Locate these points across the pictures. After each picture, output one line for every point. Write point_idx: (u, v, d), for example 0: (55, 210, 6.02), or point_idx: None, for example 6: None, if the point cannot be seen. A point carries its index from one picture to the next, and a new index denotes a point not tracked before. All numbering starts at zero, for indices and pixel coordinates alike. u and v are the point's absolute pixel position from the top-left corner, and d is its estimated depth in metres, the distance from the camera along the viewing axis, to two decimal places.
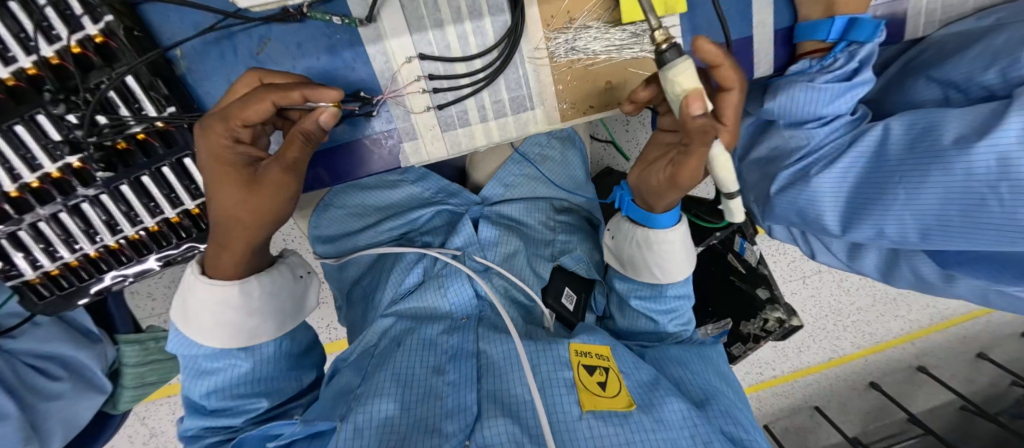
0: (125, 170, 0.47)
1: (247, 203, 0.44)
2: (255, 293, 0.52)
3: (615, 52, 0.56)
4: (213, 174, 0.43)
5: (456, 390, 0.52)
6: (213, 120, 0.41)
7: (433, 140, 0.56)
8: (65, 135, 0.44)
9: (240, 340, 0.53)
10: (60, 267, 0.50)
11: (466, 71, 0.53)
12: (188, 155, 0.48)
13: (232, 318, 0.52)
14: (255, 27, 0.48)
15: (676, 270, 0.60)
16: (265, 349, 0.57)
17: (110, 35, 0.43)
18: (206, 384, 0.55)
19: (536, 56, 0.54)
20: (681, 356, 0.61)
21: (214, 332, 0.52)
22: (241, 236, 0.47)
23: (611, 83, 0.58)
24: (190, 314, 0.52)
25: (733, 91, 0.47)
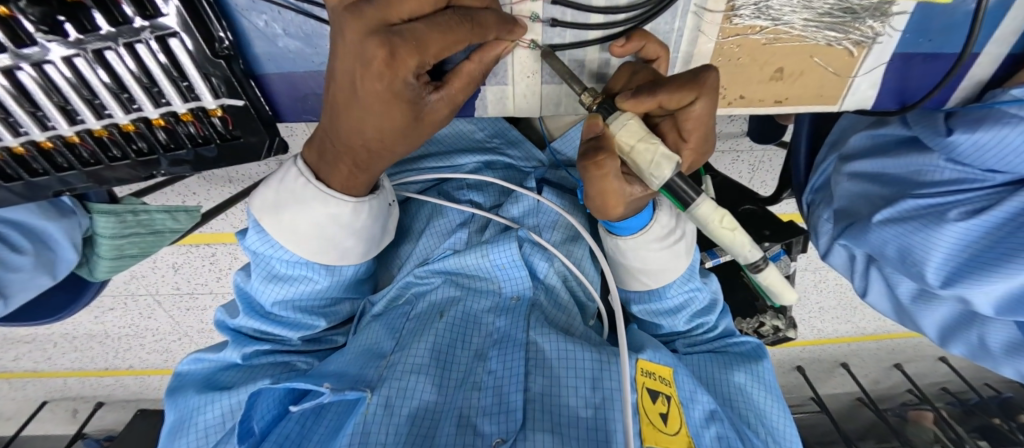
0: (80, 40, 0.30)
1: (406, 140, 0.33)
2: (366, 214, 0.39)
3: (811, 31, 0.38)
4: (378, 110, 0.30)
5: (496, 379, 0.43)
6: (405, 50, 0.27)
7: (526, 92, 0.42)
8: None
9: (330, 256, 0.41)
10: (2, 151, 0.37)
11: (604, 3, 0.36)
12: (173, 35, 0.31)
13: (334, 231, 0.39)
14: None
15: (655, 275, 0.48)
16: (348, 270, 0.44)
17: None
18: (269, 293, 0.43)
19: (706, 6, 0.37)
20: (702, 366, 0.51)
21: (305, 243, 0.40)
22: (372, 165, 0.36)
23: (781, 72, 0.42)
24: (282, 222, 0.39)
25: (693, 104, 0.33)
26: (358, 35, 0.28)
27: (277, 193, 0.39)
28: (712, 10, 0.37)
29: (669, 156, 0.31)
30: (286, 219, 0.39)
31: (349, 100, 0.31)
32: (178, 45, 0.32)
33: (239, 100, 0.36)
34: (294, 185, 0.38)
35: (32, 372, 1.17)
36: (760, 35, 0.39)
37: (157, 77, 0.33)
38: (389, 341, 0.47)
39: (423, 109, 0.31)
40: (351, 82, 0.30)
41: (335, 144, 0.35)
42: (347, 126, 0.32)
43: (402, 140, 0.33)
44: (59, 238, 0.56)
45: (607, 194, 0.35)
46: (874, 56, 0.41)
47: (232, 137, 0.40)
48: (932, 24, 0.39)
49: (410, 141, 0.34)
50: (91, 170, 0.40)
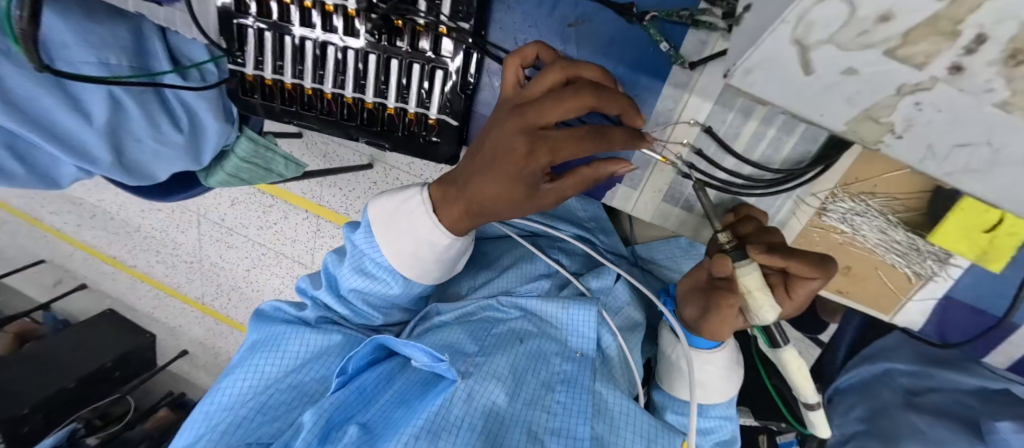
0: (386, 45, 0.46)
1: (518, 209, 0.43)
2: (458, 249, 0.49)
3: (881, 249, 0.48)
4: (505, 183, 0.41)
5: (563, 412, 0.49)
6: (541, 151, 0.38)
7: (648, 201, 0.53)
8: None
9: (412, 272, 0.51)
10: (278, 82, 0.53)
11: (732, 166, 0.48)
12: (443, 69, 0.47)
13: (424, 253, 0.49)
14: (585, 3, 0.44)
15: (713, 392, 0.52)
16: (419, 287, 0.54)
17: None
18: (349, 280, 0.54)
19: (807, 198, 0.48)
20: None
21: (398, 255, 0.50)
22: (503, 207, 0.43)
23: (850, 269, 0.51)
24: (390, 232, 0.50)
25: (815, 280, 0.39)
26: (513, 126, 0.40)
27: (395, 207, 0.50)
28: (809, 203, 0.48)
29: (775, 309, 0.38)
30: (394, 230, 0.49)
31: (512, 156, 0.39)
32: (439, 73, 0.47)
33: (455, 121, 0.50)
34: (410, 198, 0.49)
35: (104, 255, 1.36)
36: (841, 237, 0.49)
37: (412, 83, 0.48)
38: (472, 346, 0.54)
39: (538, 192, 0.41)
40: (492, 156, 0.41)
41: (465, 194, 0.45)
42: (489, 187, 0.42)
43: (513, 208, 0.42)
44: (211, 127, 0.62)
45: (713, 320, 0.41)
46: (929, 289, 0.50)
47: (426, 138, 0.52)
48: (979, 280, 0.48)
49: (520, 211, 0.43)
50: (321, 117, 0.55)
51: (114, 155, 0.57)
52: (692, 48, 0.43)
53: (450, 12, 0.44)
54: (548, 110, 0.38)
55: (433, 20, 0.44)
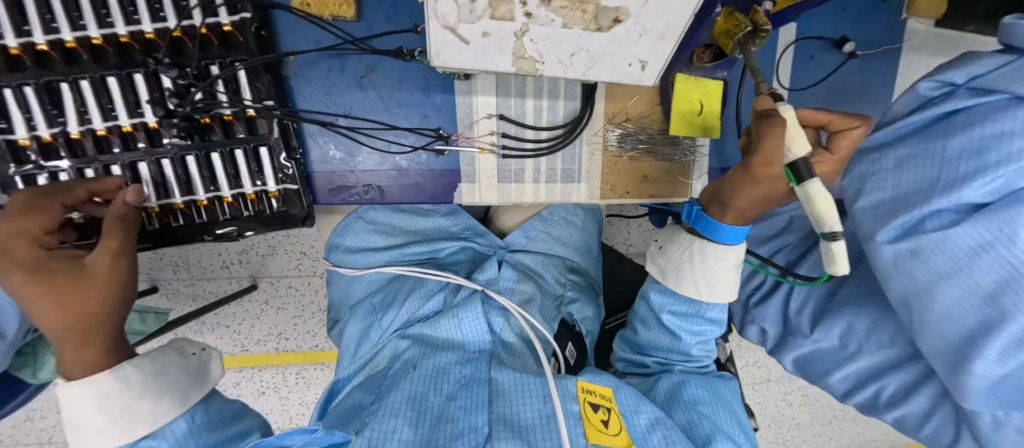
0: (198, 143, 0.51)
1: (77, 297, 0.40)
2: (137, 376, 0.42)
3: (657, 154, 0.64)
4: (40, 288, 0.39)
5: (465, 412, 0.51)
6: (34, 260, 0.40)
7: (488, 188, 0.61)
8: (154, 96, 0.49)
9: (139, 431, 0.41)
10: (86, 218, 0.51)
11: (533, 136, 0.60)
12: (265, 145, 0.52)
13: (114, 410, 0.40)
14: (368, 56, 0.54)
15: (720, 293, 0.51)
16: (179, 427, 0.44)
17: (238, 28, 0.49)
18: None
19: (593, 140, 0.62)
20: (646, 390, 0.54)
21: (102, 434, 0.40)
22: (110, 312, 0.43)
23: (646, 177, 0.65)
24: (88, 436, 0.40)
25: (860, 127, 0.41)
26: None
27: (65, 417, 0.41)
28: (597, 142, 0.62)
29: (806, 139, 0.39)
30: (92, 425, 0.40)
31: (53, 324, 0.39)
32: (264, 151, 0.53)
33: (294, 185, 0.55)
34: (76, 400, 0.40)
35: None
36: (629, 156, 0.64)
37: (241, 168, 0.53)
38: (369, 398, 0.55)
39: (86, 267, 0.41)
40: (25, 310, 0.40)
41: (54, 334, 0.40)
42: (42, 313, 0.39)
43: (61, 306, 0.40)
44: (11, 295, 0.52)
45: (765, 152, 0.40)
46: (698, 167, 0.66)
47: (274, 210, 0.56)
48: (724, 149, 0.66)
49: (70, 308, 0.40)
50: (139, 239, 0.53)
51: None
52: None
53: (253, 96, 0.51)
54: (3, 242, 0.40)
55: (237, 108, 0.50)
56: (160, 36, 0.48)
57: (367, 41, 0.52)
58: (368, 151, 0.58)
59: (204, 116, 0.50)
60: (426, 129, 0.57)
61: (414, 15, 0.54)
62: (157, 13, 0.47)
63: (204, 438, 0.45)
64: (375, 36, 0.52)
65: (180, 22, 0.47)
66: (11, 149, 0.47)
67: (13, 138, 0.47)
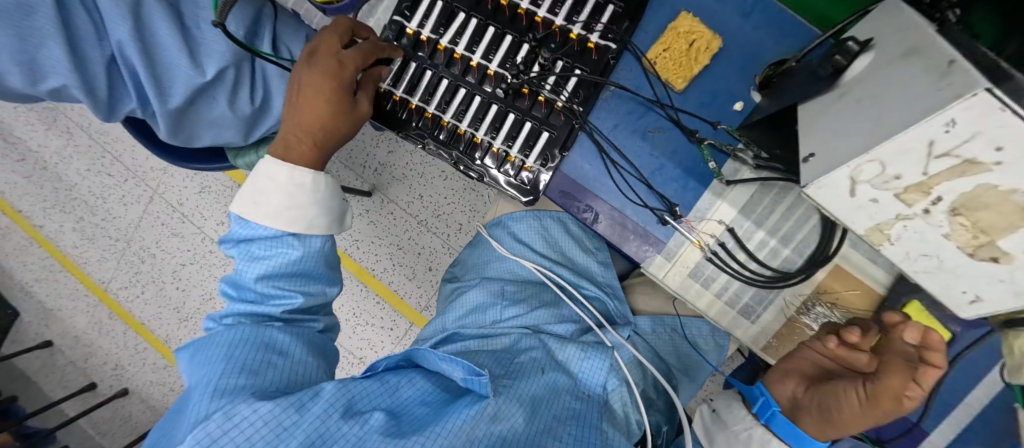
0: (508, 101, 0.63)
1: (342, 124, 0.59)
2: (320, 185, 0.59)
3: (841, 351, 0.62)
4: (334, 105, 0.57)
5: (574, 439, 0.53)
6: (342, 87, 0.57)
7: (676, 273, 0.65)
8: (507, 55, 0.62)
9: (298, 227, 0.57)
10: (404, 100, 0.65)
11: (743, 261, 0.62)
12: (549, 132, 0.62)
13: (295, 196, 0.56)
14: (665, 120, 0.62)
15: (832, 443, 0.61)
16: (315, 243, 0.59)
17: (597, 48, 0.60)
18: (251, 268, 0.58)
19: (791, 300, 0.63)
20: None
21: (282, 213, 0.56)
22: (333, 142, 0.60)
23: (814, 359, 0.65)
24: (264, 199, 0.56)
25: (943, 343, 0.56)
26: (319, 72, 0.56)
27: (259, 191, 0.56)
28: (794, 304, 0.63)
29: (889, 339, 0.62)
30: (272, 196, 0.56)
31: (315, 133, 0.58)
32: (545, 135, 0.62)
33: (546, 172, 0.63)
34: (280, 179, 0.56)
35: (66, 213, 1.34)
36: (812, 333, 0.64)
37: (520, 136, 0.63)
38: (497, 369, 0.62)
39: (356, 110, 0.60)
40: (309, 101, 0.57)
41: (300, 134, 0.58)
42: (319, 115, 0.57)
43: (319, 90, 0.57)
44: (276, 110, 0.78)
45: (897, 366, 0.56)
46: None
47: (516, 178, 0.64)
48: None
49: (332, 122, 0.58)
50: (393, 123, 0.66)
51: (183, 102, 0.68)
52: (730, 170, 0.61)
53: (569, 95, 0.61)
54: (335, 60, 0.56)
55: (554, 96, 0.61)
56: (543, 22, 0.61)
57: (677, 110, 0.60)
58: (608, 185, 0.64)
59: (527, 87, 0.61)
60: (663, 203, 0.62)
61: (721, 117, 0.61)
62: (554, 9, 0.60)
63: (319, 263, 0.60)
64: (688, 113, 0.60)
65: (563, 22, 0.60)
66: (401, 34, 0.64)
67: (406, 24, 0.64)
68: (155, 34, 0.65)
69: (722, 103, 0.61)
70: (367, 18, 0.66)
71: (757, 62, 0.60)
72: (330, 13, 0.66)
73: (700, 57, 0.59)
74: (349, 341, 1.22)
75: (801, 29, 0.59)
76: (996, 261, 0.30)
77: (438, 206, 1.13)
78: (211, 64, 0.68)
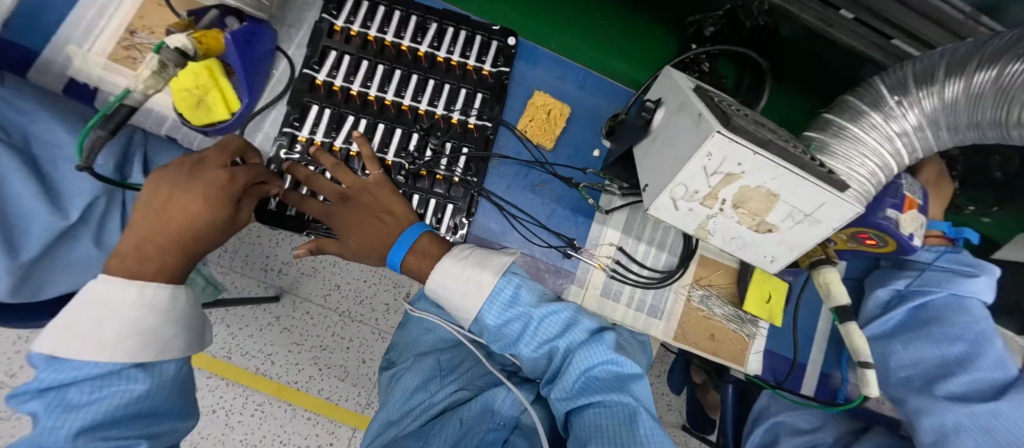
0: (408, 185, 0.68)
1: (218, 236, 0.52)
2: (180, 302, 0.49)
3: (726, 319, 0.78)
4: (217, 213, 0.51)
5: None
6: (233, 194, 0.52)
7: (591, 297, 0.75)
8: (401, 145, 0.69)
9: (148, 353, 0.46)
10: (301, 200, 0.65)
11: (637, 269, 0.76)
12: (452, 204, 0.70)
13: (148, 323, 0.46)
14: (545, 173, 0.75)
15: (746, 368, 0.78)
16: (168, 368, 0.49)
17: (477, 128, 0.72)
18: (60, 426, 0.42)
19: (680, 290, 0.78)
20: (476, 317, 0.57)
21: (122, 344, 0.44)
22: (197, 257, 0.52)
23: (714, 335, 0.78)
24: (89, 329, 0.44)
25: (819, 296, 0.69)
26: (206, 179, 0.50)
27: (77, 325, 0.43)
28: (683, 293, 0.78)
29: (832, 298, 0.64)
30: (104, 324, 0.44)
31: (184, 244, 0.49)
32: (450, 208, 0.70)
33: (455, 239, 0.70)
34: (124, 299, 0.45)
35: None
36: (703, 313, 0.78)
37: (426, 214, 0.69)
38: None
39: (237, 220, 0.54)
40: (183, 209, 0.49)
41: (162, 243, 0.48)
42: (196, 225, 0.49)
43: (200, 198, 0.50)
44: None
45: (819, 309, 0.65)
46: (756, 344, 0.79)
47: None
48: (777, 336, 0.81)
49: (206, 232, 0.50)
50: (295, 226, 0.65)
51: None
52: (606, 202, 0.77)
53: (463, 170, 0.71)
54: (231, 171, 0.52)
55: (450, 173, 0.69)
56: (427, 114, 0.70)
57: (552, 165, 0.74)
58: (515, 236, 0.73)
59: (424, 170, 0.68)
60: (563, 237, 0.74)
61: (586, 163, 0.77)
62: (434, 103, 0.70)
63: (172, 394, 0.49)
64: (561, 165, 0.74)
65: (444, 111, 0.70)
66: (291, 140, 0.65)
67: (297, 133, 0.66)
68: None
69: (584, 152, 0.77)
70: (254, 133, 0.66)
71: (597, 117, 0.79)
72: (211, 134, 0.61)
73: (557, 121, 0.75)
74: None
75: (618, 92, 0.80)
76: (772, 231, 0.45)
77: (359, 293, 1.14)
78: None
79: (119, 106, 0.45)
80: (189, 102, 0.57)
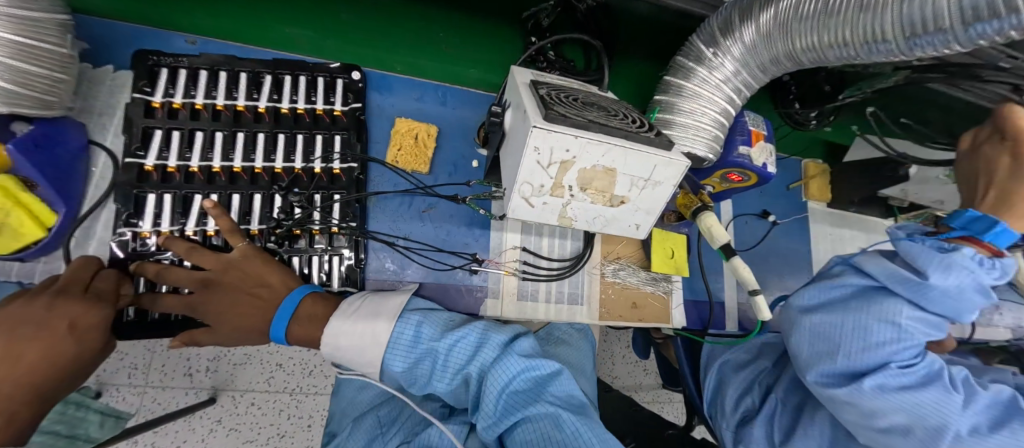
0: (283, 249, 0.64)
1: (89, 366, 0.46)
2: None
3: (642, 284, 0.81)
4: (95, 338, 0.45)
5: None
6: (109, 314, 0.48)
7: (510, 304, 0.74)
8: (264, 210, 0.64)
9: None
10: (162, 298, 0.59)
11: (546, 264, 0.77)
12: (338, 254, 0.66)
13: None
14: (430, 197, 0.74)
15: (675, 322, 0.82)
16: None
17: (344, 172, 0.68)
18: None
19: (592, 271, 0.80)
20: (382, 368, 0.55)
21: None
22: (45, 406, 0.42)
23: (635, 302, 0.80)
24: None
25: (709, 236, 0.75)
26: (76, 305, 0.45)
27: None
28: (596, 272, 0.80)
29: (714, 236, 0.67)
30: None
31: (38, 383, 0.40)
32: (337, 259, 0.66)
33: (350, 289, 0.66)
34: None
35: None
36: (620, 285, 0.80)
37: (311, 273, 0.65)
38: None
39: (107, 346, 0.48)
40: (56, 342, 0.42)
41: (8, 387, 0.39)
42: (72, 357, 0.43)
43: (78, 326, 0.44)
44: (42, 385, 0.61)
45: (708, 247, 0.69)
46: (674, 297, 0.84)
47: None
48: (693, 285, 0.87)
49: (81, 363, 0.44)
50: (161, 329, 0.58)
51: None
52: (497, 208, 0.77)
53: (340, 218, 0.67)
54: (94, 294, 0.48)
55: (325, 224, 0.65)
56: (285, 170, 0.66)
57: (434, 187, 0.73)
58: (414, 268, 0.71)
59: (296, 228, 0.64)
60: (467, 253, 0.74)
61: (468, 176, 0.77)
62: (290, 158, 0.66)
63: None
64: (442, 185, 0.73)
65: (303, 163, 0.66)
66: (134, 239, 0.59)
67: (138, 230, 0.59)
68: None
69: (463, 167, 0.77)
70: (84, 241, 0.59)
71: (467, 129, 0.79)
72: (30, 257, 0.55)
73: (427, 143, 0.74)
74: None
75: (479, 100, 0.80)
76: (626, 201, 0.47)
77: (304, 366, 0.97)
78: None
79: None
80: None
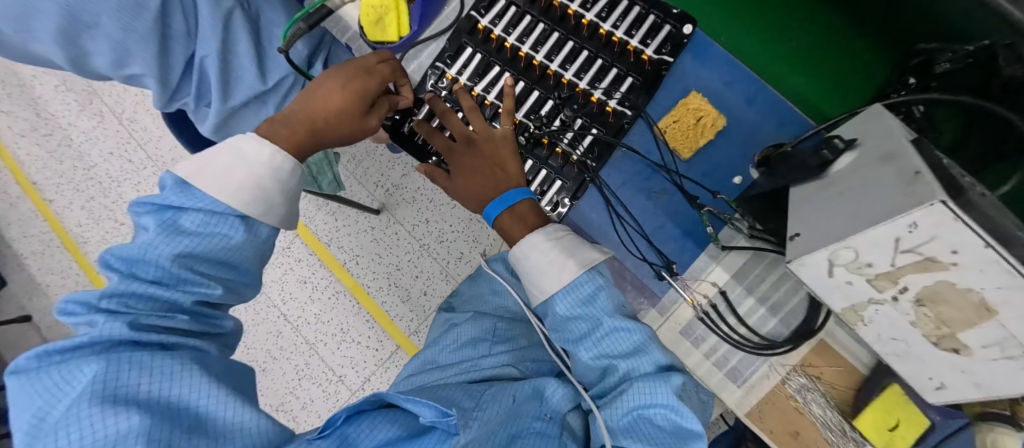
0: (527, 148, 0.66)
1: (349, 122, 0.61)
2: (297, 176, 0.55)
3: (822, 424, 0.63)
4: (350, 108, 0.60)
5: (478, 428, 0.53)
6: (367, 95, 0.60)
7: (669, 329, 0.67)
8: (532, 106, 0.66)
9: (258, 209, 0.51)
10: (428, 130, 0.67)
11: (733, 324, 0.64)
12: (561, 181, 0.66)
13: (267, 184, 0.52)
14: (669, 182, 0.67)
15: None
16: (263, 231, 0.54)
17: (614, 112, 0.65)
18: (167, 245, 0.48)
19: (776, 366, 0.64)
20: (549, 301, 0.55)
21: (242, 194, 0.50)
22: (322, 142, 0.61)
23: (797, 432, 0.64)
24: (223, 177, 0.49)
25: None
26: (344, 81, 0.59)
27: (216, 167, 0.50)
28: (778, 371, 0.64)
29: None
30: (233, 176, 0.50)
31: (313, 125, 0.59)
32: (557, 184, 0.66)
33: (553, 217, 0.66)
34: (260, 159, 0.52)
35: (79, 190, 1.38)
36: (795, 405, 0.64)
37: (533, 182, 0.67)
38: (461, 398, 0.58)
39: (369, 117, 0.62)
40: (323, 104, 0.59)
41: (301, 118, 0.59)
42: (333, 119, 0.60)
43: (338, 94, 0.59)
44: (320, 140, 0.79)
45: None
46: None
47: None
48: None
49: (341, 121, 0.60)
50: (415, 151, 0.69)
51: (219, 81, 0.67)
52: (726, 237, 0.65)
53: (584, 151, 0.65)
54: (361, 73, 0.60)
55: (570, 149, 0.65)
56: (569, 82, 0.65)
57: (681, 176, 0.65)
58: (611, 236, 0.69)
59: (546, 138, 0.65)
60: (664, 257, 0.66)
61: (721, 187, 0.67)
62: (580, 72, 0.65)
63: (251, 255, 0.54)
64: (691, 180, 0.65)
65: (587, 84, 0.65)
66: (439, 74, 0.67)
67: (446, 70, 0.67)
68: (233, 44, 0.68)
69: (723, 175, 0.67)
70: None
71: (756, 142, 0.66)
72: (381, 51, 0.68)
73: (706, 132, 0.65)
74: (333, 356, 1.21)
75: (794, 119, 0.65)
76: (957, 352, 0.37)
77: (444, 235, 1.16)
78: (274, 75, 0.71)
79: (321, 7, 0.61)
80: (370, 17, 0.64)
